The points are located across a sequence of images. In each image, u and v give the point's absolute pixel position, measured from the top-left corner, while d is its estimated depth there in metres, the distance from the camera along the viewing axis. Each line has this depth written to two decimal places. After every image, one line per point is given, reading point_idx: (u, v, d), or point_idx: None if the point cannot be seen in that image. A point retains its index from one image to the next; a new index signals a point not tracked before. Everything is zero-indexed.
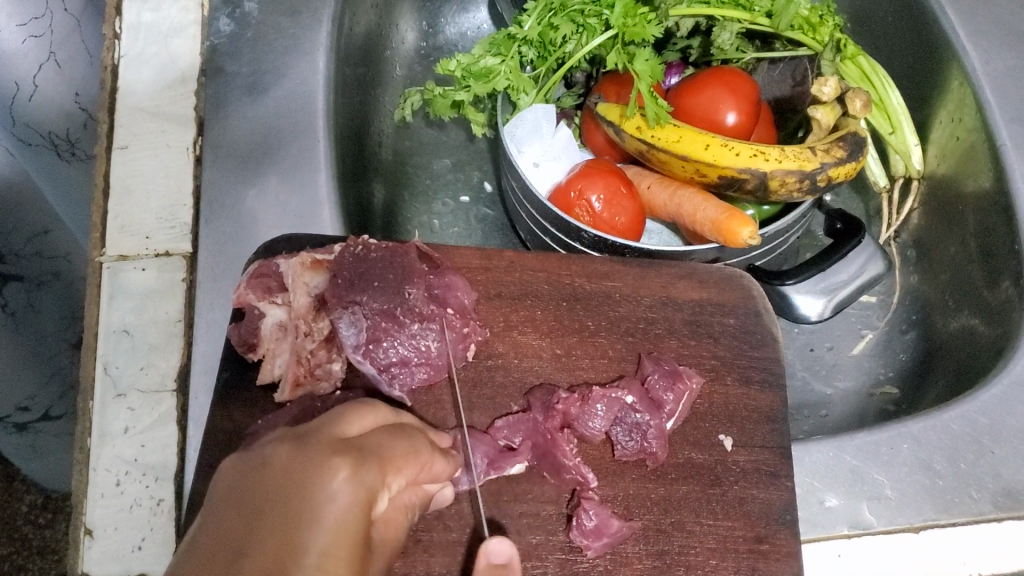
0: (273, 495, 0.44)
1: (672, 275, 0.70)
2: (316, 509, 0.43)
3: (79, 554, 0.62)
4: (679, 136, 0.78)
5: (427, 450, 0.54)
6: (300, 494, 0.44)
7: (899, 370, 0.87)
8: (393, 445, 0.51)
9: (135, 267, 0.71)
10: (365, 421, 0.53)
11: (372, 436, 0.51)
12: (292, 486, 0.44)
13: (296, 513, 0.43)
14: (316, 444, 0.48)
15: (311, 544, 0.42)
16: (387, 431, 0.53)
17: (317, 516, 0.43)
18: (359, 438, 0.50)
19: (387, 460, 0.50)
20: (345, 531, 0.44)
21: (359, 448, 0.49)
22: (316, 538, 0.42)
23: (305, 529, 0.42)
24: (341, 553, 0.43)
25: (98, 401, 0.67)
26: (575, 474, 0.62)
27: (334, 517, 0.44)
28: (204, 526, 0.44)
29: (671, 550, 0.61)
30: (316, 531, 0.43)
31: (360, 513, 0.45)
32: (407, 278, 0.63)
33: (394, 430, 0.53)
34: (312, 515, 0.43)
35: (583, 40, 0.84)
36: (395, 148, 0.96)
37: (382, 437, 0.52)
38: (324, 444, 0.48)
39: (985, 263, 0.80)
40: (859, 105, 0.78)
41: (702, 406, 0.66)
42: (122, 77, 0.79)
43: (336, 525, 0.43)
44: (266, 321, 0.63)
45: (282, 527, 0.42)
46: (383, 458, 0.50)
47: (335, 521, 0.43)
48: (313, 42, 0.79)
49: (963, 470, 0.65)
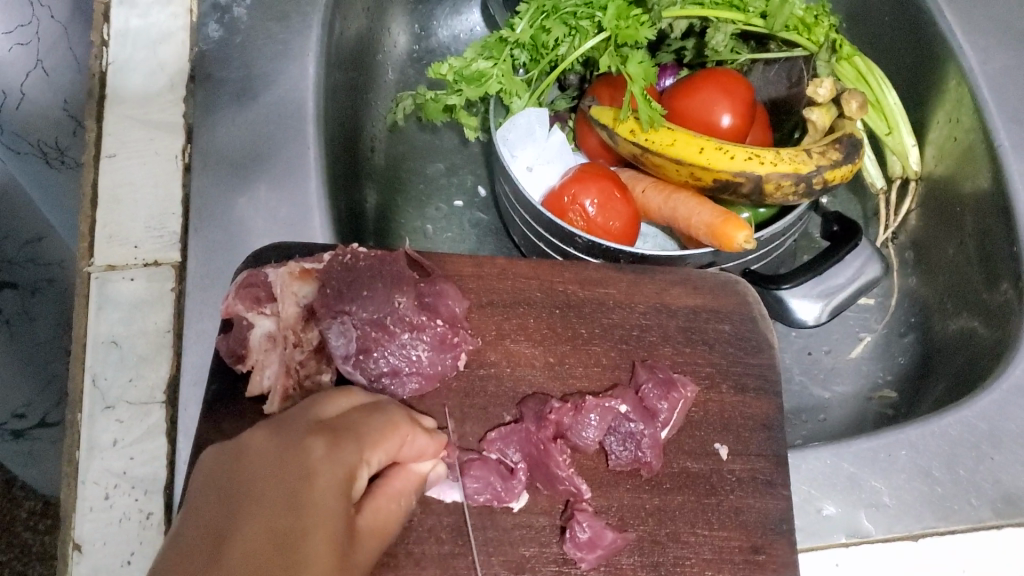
0: (256, 479, 0.45)
1: (667, 281, 0.69)
2: (299, 491, 0.44)
3: (67, 570, 0.61)
4: (673, 139, 0.77)
5: (405, 423, 0.54)
6: (282, 480, 0.45)
7: (898, 374, 0.86)
8: (370, 422, 0.52)
9: (123, 277, 0.71)
10: (341, 404, 0.54)
11: (345, 418, 0.52)
12: (273, 472, 0.45)
13: (281, 495, 0.44)
14: (291, 432, 0.49)
15: (298, 524, 0.43)
16: (361, 410, 0.53)
17: (301, 499, 0.44)
18: (333, 421, 0.51)
19: (363, 437, 0.51)
20: (330, 513, 0.45)
21: (334, 430, 0.50)
22: (303, 518, 0.43)
23: (292, 510, 0.43)
24: (327, 533, 0.44)
25: (86, 414, 0.66)
26: (569, 484, 0.61)
27: (318, 500, 0.45)
28: (186, 513, 0.44)
29: (667, 561, 0.60)
30: (302, 512, 0.43)
31: (339, 495, 0.46)
32: (395, 286, 0.63)
33: (368, 408, 0.54)
34: (296, 497, 0.44)
35: (576, 43, 0.82)
36: (388, 153, 0.96)
37: (355, 417, 0.53)
38: (300, 432, 0.49)
39: (984, 265, 0.79)
40: (855, 107, 0.77)
41: (697, 414, 0.65)
42: (111, 85, 0.78)
43: (321, 507, 0.44)
44: (255, 332, 0.63)
45: (270, 507, 0.43)
46: (359, 435, 0.50)
47: (318, 505, 0.44)
48: (303, 47, 0.78)
49: (962, 477, 0.64)
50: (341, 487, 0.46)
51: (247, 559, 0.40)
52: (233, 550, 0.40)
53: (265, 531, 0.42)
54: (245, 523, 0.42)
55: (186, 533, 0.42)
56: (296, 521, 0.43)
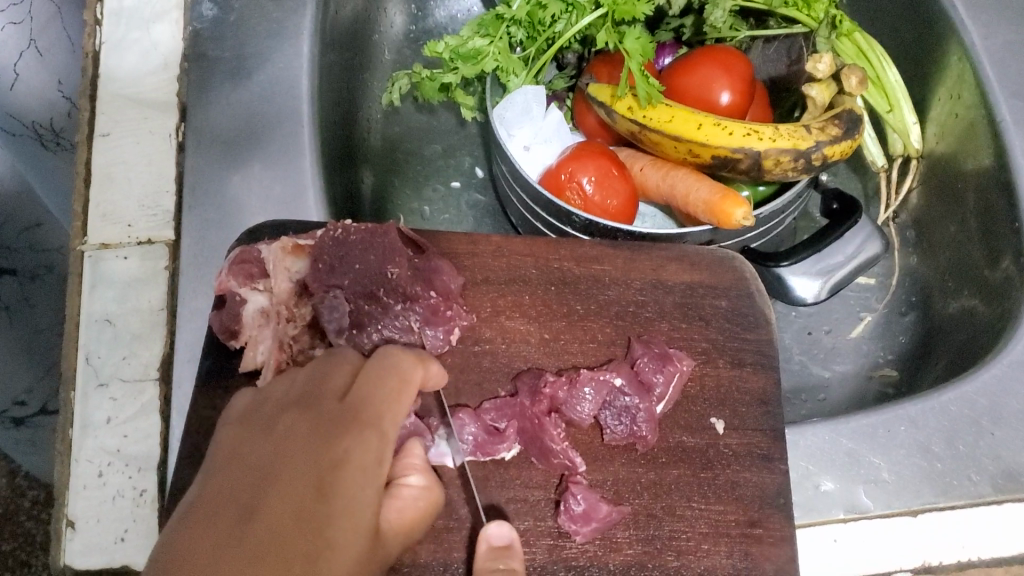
0: (284, 463, 0.45)
1: (663, 258, 0.68)
2: (326, 476, 0.45)
3: (61, 547, 0.61)
4: (671, 115, 0.76)
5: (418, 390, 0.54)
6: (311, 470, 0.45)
7: (899, 352, 0.85)
8: (389, 391, 0.52)
9: (117, 255, 0.70)
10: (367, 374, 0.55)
11: (362, 386, 0.52)
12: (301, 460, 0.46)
13: (309, 484, 0.44)
14: (313, 413, 0.49)
15: (325, 512, 0.43)
16: (371, 371, 0.53)
17: (328, 485, 0.45)
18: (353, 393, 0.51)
19: (385, 413, 0.51)
20: (356, 497, 0.45)
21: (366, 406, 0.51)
22: (329, 506, 0.44)
23: (319, 499, 0.44)
24: (354, 520, 0.44)
25: (80, 392, 0.66)
26: (562, 455, 0.60)
27: (346, 488, 0.45)
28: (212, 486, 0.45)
29: (662, 535, 0.60)
30: (331, 500, 0.44)
31: (367, 476, 0.46)
32: (387, 257, 0.63)
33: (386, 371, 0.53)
34: (323, 486, 0.44)
35: (573, 19, 0.82)
36: (385, 134, 0.95)
37: (373, 380, 0.52)
38: (321, 411, 0.50)
39: (985, 242, 0.78)
40: (854, 82, 0.76)
41: (693, 389, 0.65)
42: (105, 64, 0.78)
43: (347, 495, 0.45)
44: (248, 308, 0.62)
45: (297, 495, 0.43)
46: (381, 411, 0.50)
47: (346, 492, 0.45)
48: (298, 25, 0.77)
49: (963, 452, 0.63)
50: (369, 467, 0.47)
51: (275, 546, 0.40)
52: (260, 536, 0.41)
53: (291, 517, 0.42)
54: (272, 503, 0.43)
55: (210, 508, 0.43)
56: (322, 509, 0.43)
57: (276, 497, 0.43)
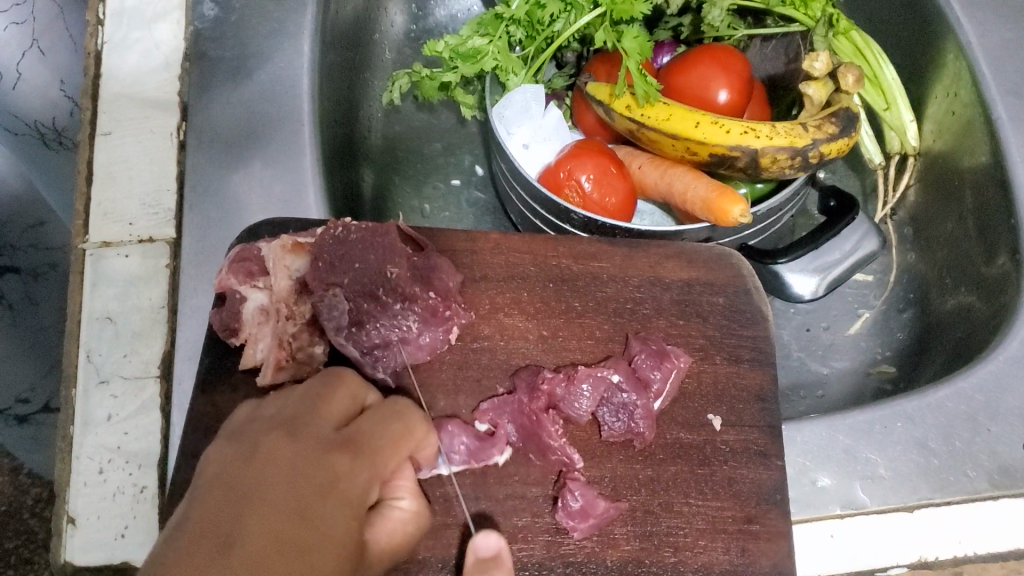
0: (276, 487, 0.46)
1: (661, 255, 0.69)
2: (309, 509, 0.46)
3: (62, 543, 0.62)
4: (669, 114, 0.77)
5: (416, 431, 0.55)
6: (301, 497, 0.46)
7: (896, 350, 0.86)
8: (386, 434, 0.54)
9: (118, 254, 0.71)
10: (349, 407, 0.55)
11: (360, 426, 0.53)
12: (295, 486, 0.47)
13: (297, 509, 0.45)
14: (314, 441, 0.51)
15: (307, 540, 0.44)
16: (369, 413, 0.55)
17: (315, 515, 0.46)
18: (352, 432, 0.53)
19: (380, 455, 0.52)
20: (338, 531, 0.46)
21: (353, 443, 0.52)
22: (312, 536, 0.45)
23: (303, 526, 0.45)
24: (334, 553, 0.45)
25: (81, 389, 0.66)
26: (560, 451, 0.61)
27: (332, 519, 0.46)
28: (193, 503, 0.45)
29: (659, 531, 0.60)
30: (316, 528, 0.45)
31: (350, 514, 0.48)
32: (387, 256, 0.63)
33: (384, 415, 0.55)
34: (309, 515, 0.46)
35: (572, 19, 0.83)
36: (385, 133, 0.96)
37: (374, 422, 0.54)
38: (322, 441, 0.51)
39: (982, 239, 0.79)
40: (851, 81, 0.77)
41: (690, 386, 0.65)
42: (106, 64, 0.78)
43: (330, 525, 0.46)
44: (248, 305, 0.63)
45: (286, 519, 0.44)
46: (375, 454, 0.52)
47: (330, 523, 0.46)
48: (299, 25, 0.78)
49: (958, 448, 0.63)
50: (354, 508, 0.48)
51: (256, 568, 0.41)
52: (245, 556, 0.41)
53: (275, 539, 0.43)
54: (256, 529, 0.43)
55: (191, 526, 0.43)
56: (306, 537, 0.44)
57: (266, 518, 0.44)
